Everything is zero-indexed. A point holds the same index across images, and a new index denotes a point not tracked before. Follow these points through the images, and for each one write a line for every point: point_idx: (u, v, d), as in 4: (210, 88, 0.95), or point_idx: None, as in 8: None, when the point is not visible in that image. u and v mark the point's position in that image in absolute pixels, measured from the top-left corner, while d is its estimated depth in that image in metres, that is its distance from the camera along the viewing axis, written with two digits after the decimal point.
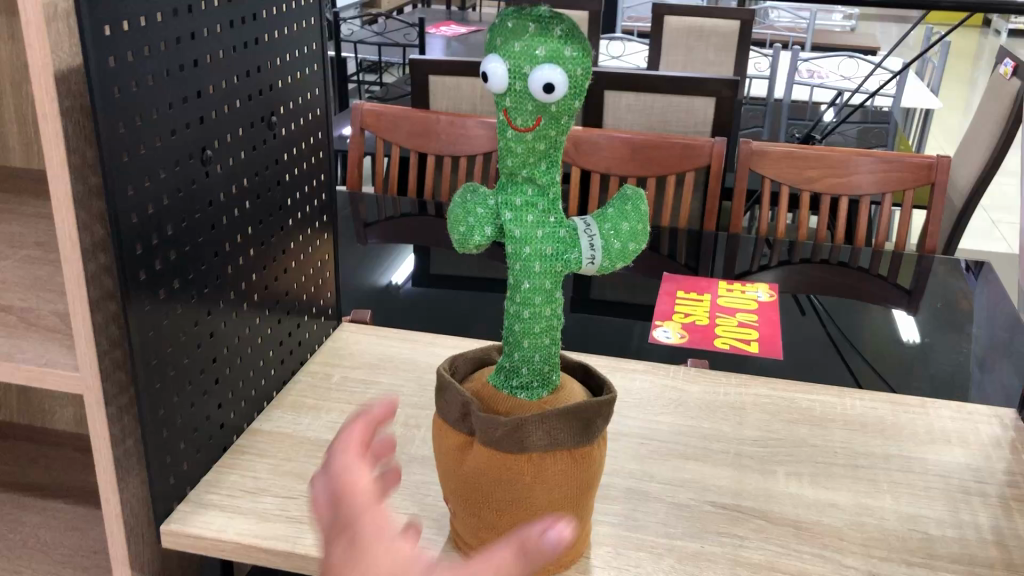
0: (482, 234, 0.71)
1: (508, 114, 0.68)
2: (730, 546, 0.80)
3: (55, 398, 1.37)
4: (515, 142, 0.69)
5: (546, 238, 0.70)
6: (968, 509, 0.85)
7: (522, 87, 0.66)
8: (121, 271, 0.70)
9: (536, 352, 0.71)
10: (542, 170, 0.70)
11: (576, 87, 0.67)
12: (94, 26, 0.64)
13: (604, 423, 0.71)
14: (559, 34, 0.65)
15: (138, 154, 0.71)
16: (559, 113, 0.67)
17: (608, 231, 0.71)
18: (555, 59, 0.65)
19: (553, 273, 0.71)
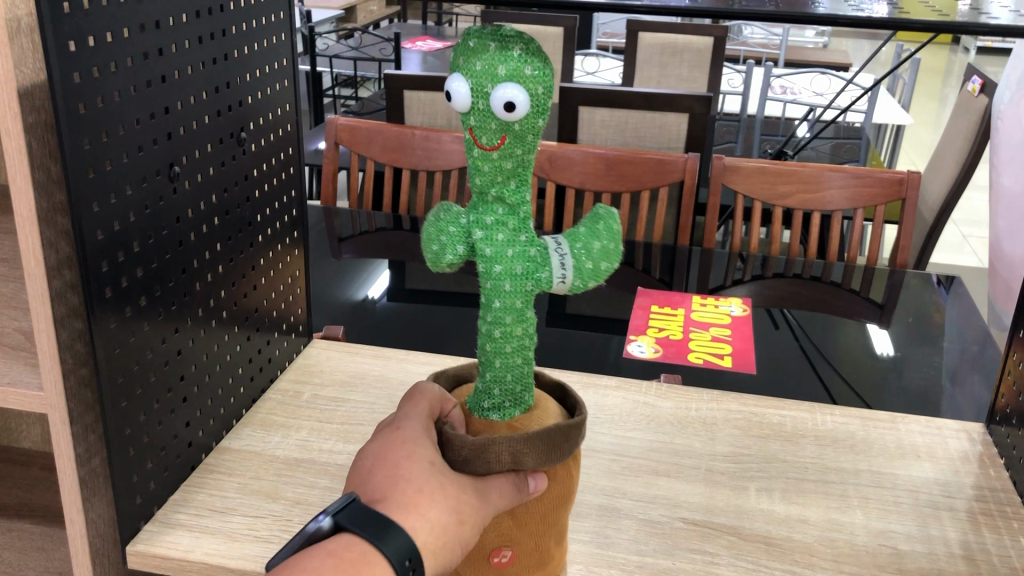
0: (454, 253, 0.69)
1: (472, 133, 0.66)
2: (701, 563, 0.79)
3: (22, 416, 1.35)
4: (482, 160, 0.67)
5: (516, 256, 0.68)
6: (937, 524, 0.86)
7: (484, 106, 0.65)
8: (87, 288, 0.69)
9: (506, 372, 0.69)
10: (511, 190, 0.68)
11: (540, 105, 0.65)
12: (59, 42, 0.63)
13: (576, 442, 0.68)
14: (520, 53, 0.64)
15: (104, 170, 0.70)
16: (523, 132, 0.66)
17: (579, 251, 0.68)
18: (515, 78, 0.64)
19: (523, 292, 0.69)
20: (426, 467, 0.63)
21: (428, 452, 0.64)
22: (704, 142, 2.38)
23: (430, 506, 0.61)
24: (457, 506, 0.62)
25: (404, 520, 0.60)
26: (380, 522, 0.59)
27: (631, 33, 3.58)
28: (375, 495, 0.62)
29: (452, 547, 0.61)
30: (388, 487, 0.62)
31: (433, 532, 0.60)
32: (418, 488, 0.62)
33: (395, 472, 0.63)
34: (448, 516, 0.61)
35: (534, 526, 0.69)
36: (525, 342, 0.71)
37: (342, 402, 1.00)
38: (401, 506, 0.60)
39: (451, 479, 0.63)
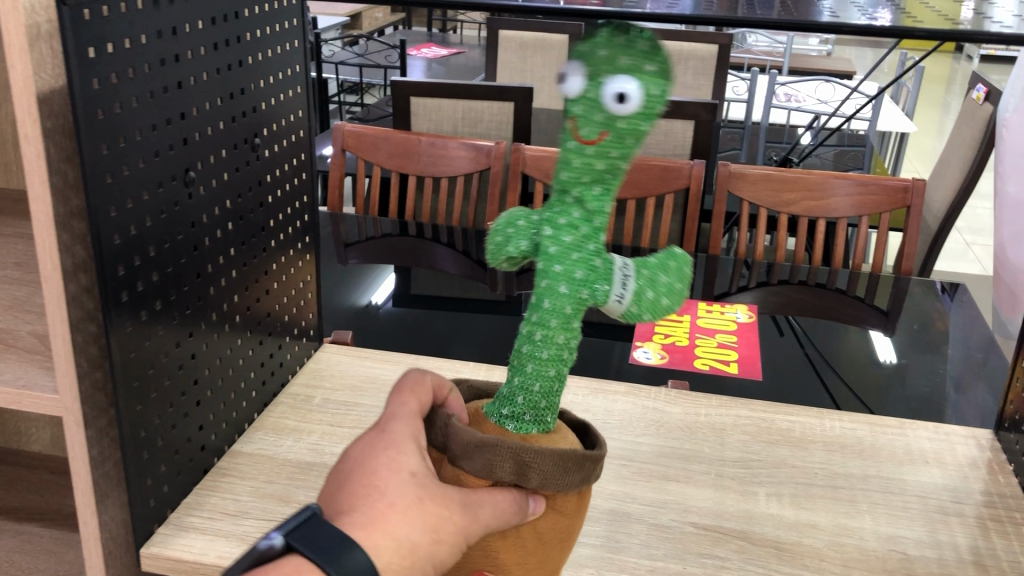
0: (517, 248, 0.61)
1: (571, 122, 0.56)
2: (712, 567, 0.80)
3: (31, 420, 1.35)
4: (574, 154, 0.57)
5: (580, 261, 0.59)
6: (946, 530, 0.86)
7: (594, 94, 0.54)
8: (104, 293, 0.70)
9: (535, 380, 0.60)
10: (594, 196, 0.58)
11: (652, 108, 0.54)
12: (79, 49, 0.64)
13: (587, 475, 0.59)
14: (647, 45, 0.54)
15: (122, 175, 0.71)
16: (625, 134, 0.55)
17: (645, 277, 0.58)
18: (634, 72, 0.53)
19: (576, 300, 0.59)
20: (405, 477, 0.54)
21: (411, 460, 0.56)
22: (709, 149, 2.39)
23: (402, 523, 0.52)
24: (433, 524, 0.53)
25: (370, 538, 0.51)
26: (334, 541, 0.50)
27: None
28: (343, 505, 0.53)
29: (423, 568, 0.53)
30: (359, 496, 0.53)
31: (402, 552, 0.52)
32: (392, 503, 0.53)
33: (368, 481, 0.54)
34: (421, 534, 0.53)
35: (525, 558, 0.59)
36: (564, 356, 0.61)
37: (352, 406, 1.01)
38: (369, 519, 0.52)
39: (433, 490, 0.54)
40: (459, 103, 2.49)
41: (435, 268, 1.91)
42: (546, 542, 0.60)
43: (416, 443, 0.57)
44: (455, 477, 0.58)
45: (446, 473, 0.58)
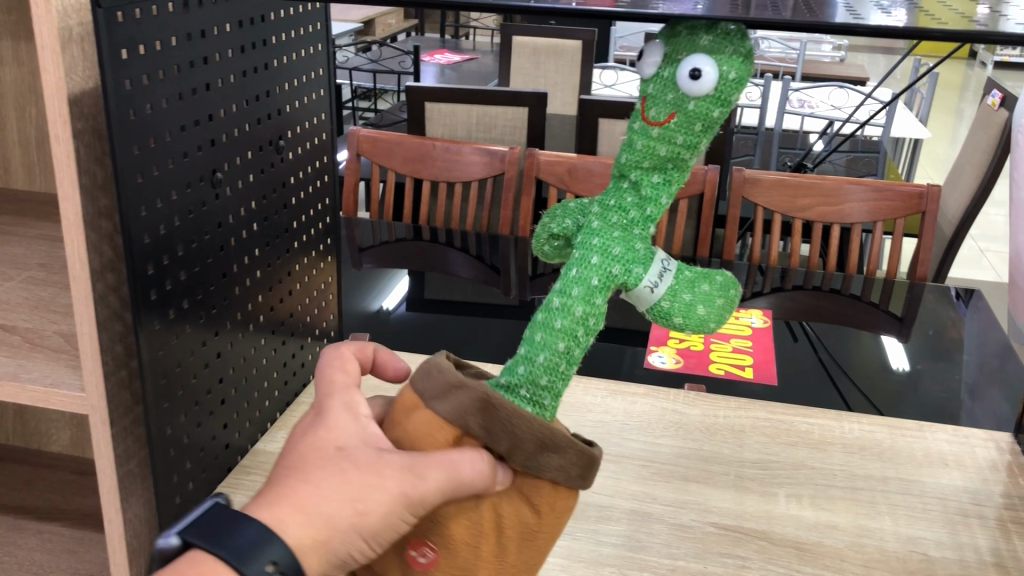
0: (563, 226, 0.63)
1: (644, 103, 0.58)
2: (733, 567, 0.80)
3: (52, 420, 1.37)
4: (639, 134, 0.58)
5: (620, 239, 0.59)
6: (966, 531, 0.86)
7: (671, 74, 0.56)
8: (133, 290, 0.71)
9: (542, 351, 0.58)
10: (653, 184, 0.59)
11: (727, 96, 0.56)
12: (113, 50, 0.65)
13: (561, 464, 0.57)
14: (734, 35, 0.56)
15: (152, 175, 0.72)
16: (694, 117, 0.56)
17: (684, 279, 0.60)
18: (713, 52, 0.55)
19: (606, 276, 0.58)
20: (329, 450, 0.56)
21: (338, 434, 0.57)
22: (723, 155, 2.39)
23: (317, 493, 0.53)
24: (357, 495, 0.54)
25: (278, 514, 0.52)
26: (233, 533, 0.51)
27: None
28: (261, 487, 0.55)
29: (347, 539, 0.54)
30: (276, 474, 0.55)
31: (318, 525, 0.53)
32: (309, 474, 0.54)
33: (289, 457, 0.56)
34: (339, 503, 0.53)
35: (482, 533, 0.58)
36: (578, 335, 0.58)
37: None
38: (280, 496, 0.53)
39: (362, 459, 0.55)
40: (474, 109, 2.51)
41: (448, 273, 1.92)
42: (507, 525, 0.58)
43: (351, 417, 0.59)
44: (422, 427, 0.58)
45: (411, 422, 0.58)
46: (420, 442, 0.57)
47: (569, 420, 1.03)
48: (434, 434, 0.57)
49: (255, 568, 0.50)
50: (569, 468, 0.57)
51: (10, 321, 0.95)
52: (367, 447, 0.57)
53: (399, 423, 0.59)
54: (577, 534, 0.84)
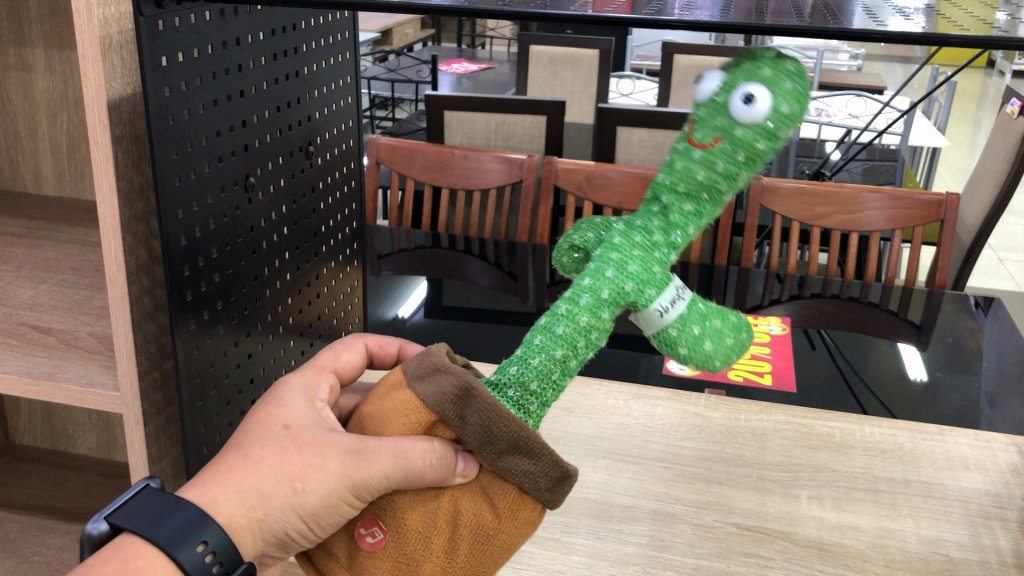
0: (584, 239, 0.63)
1: (691, 126, 0.57)
2: (755, 566, 0.85)
3: (77, 423, 1.38)
4: (681, 156, 0.57)
5: (638, 257, 0.58)
6: (988, 534, 0.90)
7: (723, 99, 0.55)
8: (170, 289, 0.73)
9: (538, 354, 0.57)
10: (683, 211, 0.59)
11: (778, 131, 0.55)
12: (153, 57, 0.67)
13: (529, 472, 0.55)
14: (797, 73, 0.54)
15: (189, 179, 0.74)
16: (739, 146, 0.55)
17: (697, 312, 0.58)
18: (769, 83, 0.54)
19: (617, 290, 0.57)
20: (276, 431, 0.62)
21: (288, 416, 0.64)
22: None
23: (256, 473, 0.60)
24: (295, 476, 0.59)
25: (212, 494, 0.59)
26: (162, 520, 0.58)
27: (666, 55, 3.54)
28: (205, 466, 0.62)
29: (283, 516, 0.59)
30: (219, 455, 0.62)
31: (252, 500, 0.59)
32: (251, 455, 0.61)
33: (238, 438, 0.63)
34: (278, 480, 0.60)
35: (434, 520, 0.57)
36: (578, 346, 0.57)
37: None
38: (220, 475, 0.60)
39: (302, 441, 0.61)
40: (493, 117, 2.53)
41: (467, 280, 1.93)
42: (463, 521, 0.57)
43: (306, 402, 0.65)
44: (394, 406, 0.59)
45: (389, 398, 0.60)
46: (386, 422, 0.59)
47: (596, 421, 1.10)
48: (410, 415, 0.58)
49: (188, 552, 0.56)
50: (538, 477, 0.55)
51: (45, 322, 0.97)
52: (315, 427, 0.62)
53: (378, 398, 0.61)
54: (603, 534, 0.89)
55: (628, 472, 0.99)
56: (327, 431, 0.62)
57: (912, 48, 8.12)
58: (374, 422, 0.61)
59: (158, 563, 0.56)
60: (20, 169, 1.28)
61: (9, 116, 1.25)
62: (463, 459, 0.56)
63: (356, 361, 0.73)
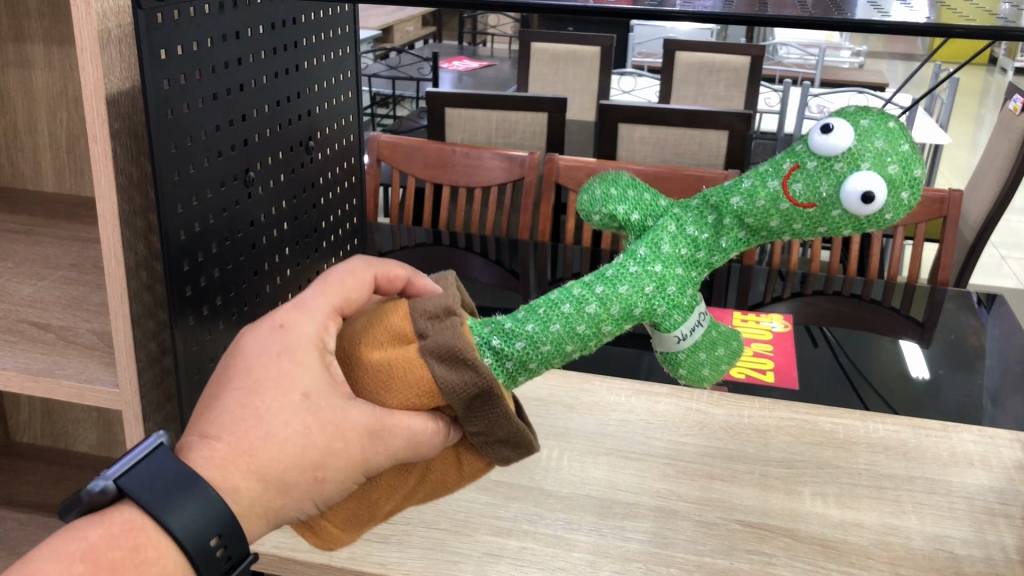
0: (625, 211, 0.63)
1: (796, 170, 0.60)
2: (759, 563, 0.85)
3: (78, 421, 1.38)
4: (772, 199, 0.61)
5: (678, 277, 0.61)
6: (993, 531, 0.90)
7: (840, 173, 0.57)
8: (169, 284, 0.74)
9: (549, 343, 0.59)
10: (736, 237, 0.64)
11: (865, 224, 0.60)
12: (152, 51, 0.67)
13: (508, 457, 0.60)
14: (916, 178, 0.57)
15: (188, 174, 0.73)
16: (825, 223, 0.60)
17: (708, 339, 0.63)
18: (892, 185, 0.57)
19: (653, 305, 0.60)
20: (294, 400, 0.53)
21: (306, 380, 0.54)
22: (744, 161, 2.41)
23: (275, 458, 0.53)
24: (316, 463, 0.53)
25: (230, 477, 0.52)
26: (177, 497, 0.51)
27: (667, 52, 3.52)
28: (209, 427, 0.53)
29: (300, 505, 0.55)
30: (228, 419, 0.53)
31: (270, 488, 0.53)
32: (270, 433, 0.53)
33: (245, 399, 0.53)
34: (300, 467, 0.53)
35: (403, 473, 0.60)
36: (587, 343, 0.60)
37: None
38: (234, 456, 0.52)
39: (323, 419, 0.54)
40: (495, 114, 2.52)
41: (469, 278, 1.92)
42: (426, 476, 0.61)
43: (318, 357, 0.55)
44: (405, 376, 0.56)
45: (399, 364, 0.56)
46: (384, 390, 0.57)
47: (597, 418, 1.09)
48: (421, 396, 0.56)
49: (201, 543, 0.51)
50: (513, 462, 0.60)
51: (44, 319, 0.96)
52: (335, 396, 0.54)
53: (375, 355, 0.57)
54: (605, 531, 0.89)
55: (630, 469, 0.99)
56: (346, 398, 0.55)
57: (913, 46, 8.10)
58: (363, 379, 0.57)
59: (169, 556, 0.50)
60: (18, 166, 1.27)
61: (9, 113, 1.25)
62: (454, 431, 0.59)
63: (363, 293, 0.60)
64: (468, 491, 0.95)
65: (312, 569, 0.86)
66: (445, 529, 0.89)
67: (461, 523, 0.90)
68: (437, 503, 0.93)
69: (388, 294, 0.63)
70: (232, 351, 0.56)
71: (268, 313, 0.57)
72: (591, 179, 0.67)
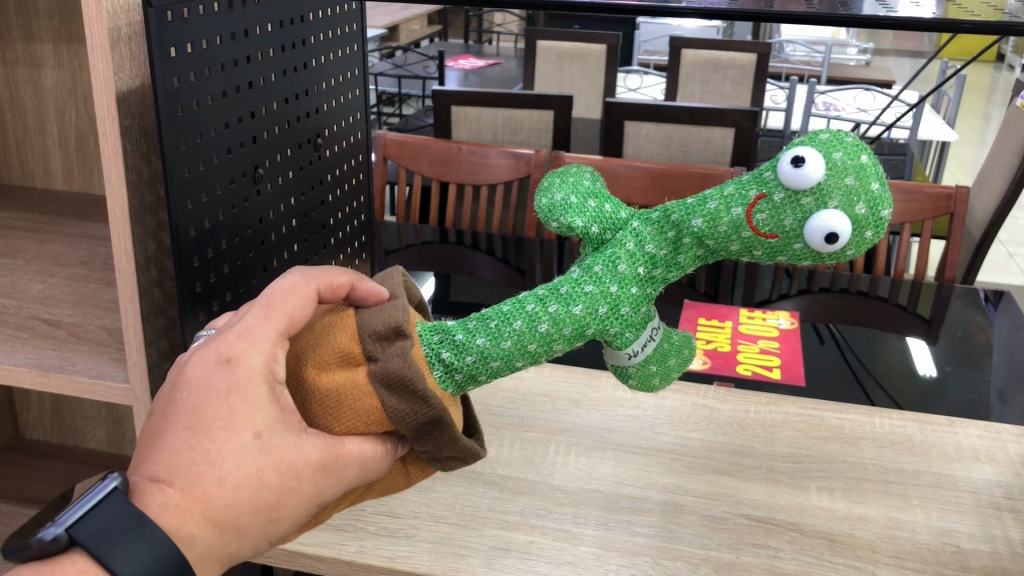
0: (580, 222, 0.62)
1: (761, 199, 0.58)
2: (765, 556, 0.85)
3: (87, 416, 1.39)
4: (733, 226, 0.60)
5: (631, 298, 0.61)
6: (998, 525, 0.90)
7: (806, 209, 0.57)
8: (180, 281, 0.75)
9: (499, 359, 0.61)
10: (694, 255, 0.63)
11: (822, 256, 0.60)
12: (162, 49, 0.68)
13: (454, 465, 0.65)
14: (882, 219, 0.56)
15: (198, 170, 0.74)
16: (781, 252, 0.60)
17: (658, 352, 0.65)
18: (857, 225, 0.56)
19: (603, 325, 0.61)
20: (245, 441, 0.55)
21: (255, 418, 0.56)
22: (750, 158, 2.41)
23: (228, 502, 0.55)
24: (270, 504, 0.56)
25: (187, 527, 0.54)
26: (124, 546, 0.53)
27: (674, 50, 3.52)
28: (160, 471, 0.55)
29: (255, 544, 0.57)
30: (181, 466, 0.55)
31: (225, 533, 0.56)
32: (222, 477, 0.55)
33: (194, 443, 0.55)
34: (254, 508, 0.56)
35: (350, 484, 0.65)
36: (537, 355, 0.61)
37: None
38: (188, 503, 0.54)
39: (273, 460, 0.56)
40: (500, 112, 2.53)
41: (474, 276, 1.92)
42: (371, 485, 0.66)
43: (268, 390, 0.57)
44: (353, 404, 0.59)
45: (348, 392, 0.59)
46: (331, 415, 0.60)
47: (605, 413, 1.10)
48: (368, 424, 0.60)
49: None
50: (457, 467, 0.65)
51: (55, 315, 0.97)
52: (286, 433, 0.56)
53: (323, 379, 0.60)
54: (612, 525, 0.89)
55: (637, 464, 0.99)
56: (296, 432, 0.57)
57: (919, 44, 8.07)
58: (311, 404, 0.60)
59: None
60: (29, 164, 1.28)
61: (20, 112, 1.26)
62: (400, 445, 0.63)
63: (308, 310, 0.60)
64: (476, 486, 0.96)
65: (321, 563, 0.86)
66: (453, 523, 0.90)
67: (467, 515, 0.91)
68: (446, 499, 0.94)
69: (332, 301, 0.62)
70: (179, 382, 0.57)
71: (214, 342, 0.57)
72: (549, 174, 0.64)
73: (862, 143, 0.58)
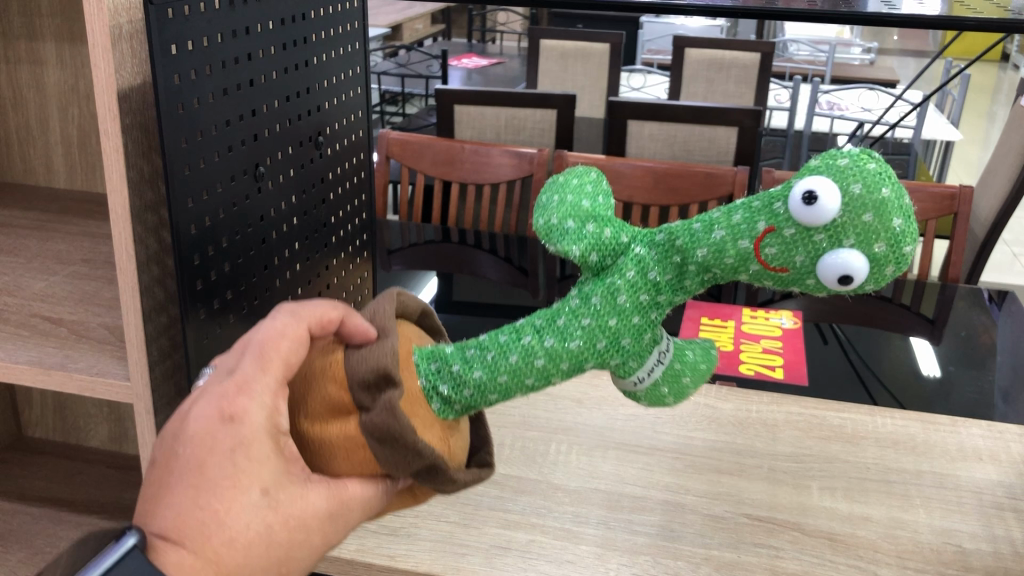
0: (575, 249, 0.59)
1: (770, 233, 0.54)
2: (766, 556, 0.85)
3: (89, 415, 1.39)
4: (742, 261, 0.56)
5: (633, 328, 0.59)
6: (1000, 525, 0.90)
7: (819, 246, 0.52)
8: (181, 280, 0.75)
9: (497, 393, 0.60)
10: (698, 280, 0.59)
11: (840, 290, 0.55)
12: (163, 46, 0.68)
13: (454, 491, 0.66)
14: (904, 255, 0.52)
15: (199, 167, 0.74)
16: (796, 285, 0.55)
17: (671, 373, 0.62)
18: (875, 263, 0.51)
19: (601, 357, 0.59)
20: (253, 497, 0.55)
21: (262, 474, 0.55)
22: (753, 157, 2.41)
23: (240, 561, 0.55)
24: (280, 557, 0.56)
25: None
26: None
27: (677, 49, 3.52)
28: (169, 529, 0.54)
29: None
30: (192, 527, 0.54)
31: None
32: (233, 536, 0.54)
33: (202, 503, 0.54)
34: (265, 564, 0.56)
35: None
36: (536, 384, 0.60)
37: None
38: (200, 564, 0.54)
39: (281, 516, 0.56)
40: (502, 111, 2.53)
41: (477, 275, 1.92)
42: None
43: (271, 443, 0.56)
44: (350, 451, 0.60)
45: (345, 440, 0.59)
46: (330, 458, 0.60)
47: (606, 413, 1.09)
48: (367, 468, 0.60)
49: None
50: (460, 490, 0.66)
51: (57, 313, 0.97)
52: (292, 487, 0.57)
53: (319, 429, 0.60)
54: (613, 524, 0.89)
55: (638, 463, 0.99)
56: (302, 483, 0.57)
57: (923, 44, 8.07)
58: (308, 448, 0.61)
59: None
60: (31, 163, 1.29)
61: (22, 110, 1.26)
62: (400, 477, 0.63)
63: (302, 352, 0.58)
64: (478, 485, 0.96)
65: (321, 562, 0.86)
66: (454, 522, 0.90)
67: (468, 514, 0.91)
68: (448, 497, 0.93)
69: (324, 335, 0.60)
70: (180, 435, 0.55)
71: (213, 396, 0.56)
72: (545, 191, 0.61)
73: (884, 167, 0.52)
